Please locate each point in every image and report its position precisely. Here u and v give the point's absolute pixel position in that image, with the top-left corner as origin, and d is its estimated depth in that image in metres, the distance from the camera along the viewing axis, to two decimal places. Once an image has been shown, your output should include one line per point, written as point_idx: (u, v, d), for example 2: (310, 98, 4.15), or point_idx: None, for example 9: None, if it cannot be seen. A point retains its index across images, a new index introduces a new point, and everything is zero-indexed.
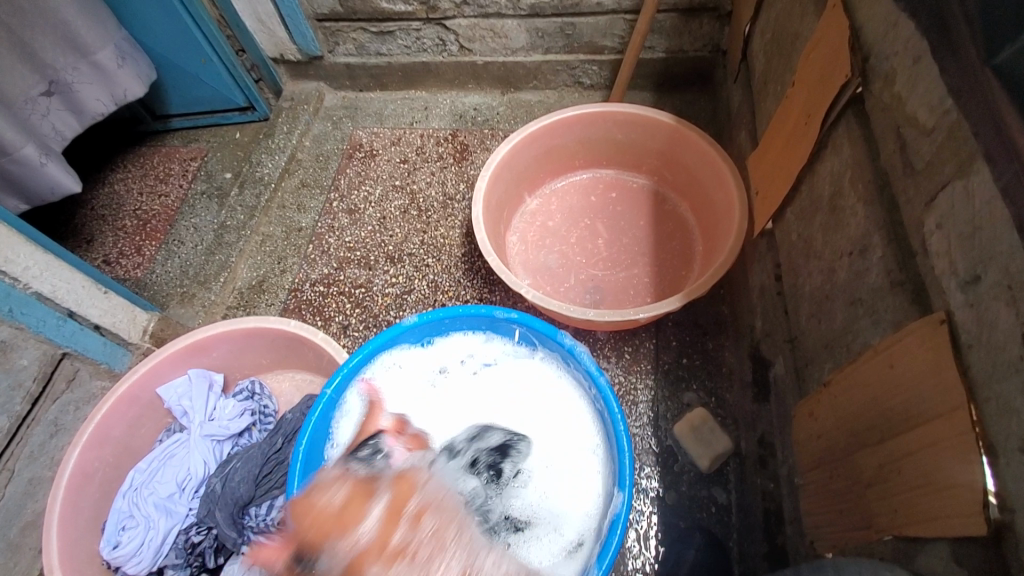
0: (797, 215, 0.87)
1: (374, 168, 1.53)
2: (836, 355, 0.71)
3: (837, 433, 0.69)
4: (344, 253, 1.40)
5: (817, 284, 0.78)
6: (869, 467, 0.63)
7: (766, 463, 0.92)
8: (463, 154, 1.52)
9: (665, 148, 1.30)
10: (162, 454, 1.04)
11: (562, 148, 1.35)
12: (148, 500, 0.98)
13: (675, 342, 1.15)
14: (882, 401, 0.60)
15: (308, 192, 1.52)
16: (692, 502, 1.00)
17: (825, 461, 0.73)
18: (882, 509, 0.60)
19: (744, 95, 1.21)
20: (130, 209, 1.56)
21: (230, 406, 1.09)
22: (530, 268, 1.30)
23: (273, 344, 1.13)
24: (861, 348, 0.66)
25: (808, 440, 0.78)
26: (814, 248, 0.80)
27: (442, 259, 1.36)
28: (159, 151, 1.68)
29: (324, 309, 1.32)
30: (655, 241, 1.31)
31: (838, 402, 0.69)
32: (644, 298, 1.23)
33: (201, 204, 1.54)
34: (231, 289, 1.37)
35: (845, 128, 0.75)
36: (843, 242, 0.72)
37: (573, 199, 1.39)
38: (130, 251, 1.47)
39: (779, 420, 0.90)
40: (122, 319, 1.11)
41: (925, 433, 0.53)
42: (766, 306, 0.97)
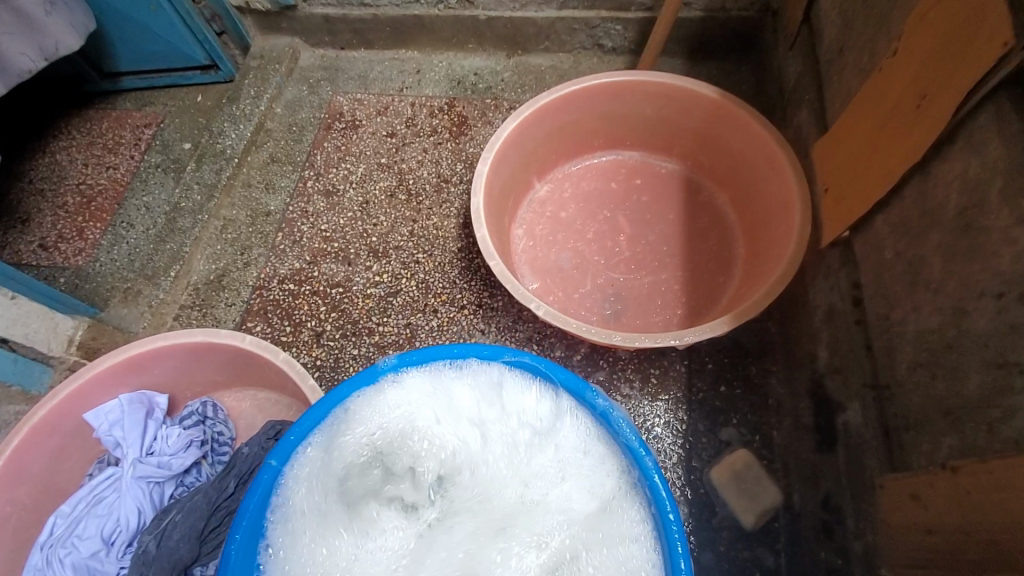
0: (894, 226, 0.67)
1: (356, 142, 1.31)
2: (965, 430, 0.53)
3: (965, 539, 0.51)
4: (319, 244, 1.19)
5: (931, 325, 0.59)
6: None
7: (832, 532, 0.74)
8: (461, 128, 1.30)
9: (704, 128, 1.08)
10: (89, 497, 0.84)
11: (580, 124, 1.13)
12: (65, 561, 0.79)
13: (711, 365, 0.95)
14: None
15: (278, 168, 1.29)
16: (731, 566, 0.82)
17: (939, 562, 0.55)
18: None
19: (806, 65, 0.99)
20: (72, 183, 1.33)
21: (173, 437, 0.88)
22: (538, 268, 1.09)
23: (228, 361, 0.93)
24: (1018, 433, 0.47)
25: (907, 525, 0.60)
26: (924, 276, 0.61)
27: (435, 254, 1.15)
28: (108, 115, 1.43)
29: (293, 312, 1.12)
30: (686, 240, 1.10)
31: (971, 497, 0.50)
32: (673, 310, 1.04)
33: (154, 179, 1.31)
34: (185, 284, 1.16)
35: (992, 116, 0.54)
36: (986, 276, 0.52)
37: (590, 185, 1.18)
38: (70, 234, 1.25)
39: (852, 482, 0.71)
40: (39, 329, 0.91)
41: None
42: (836, 334, 0.78)
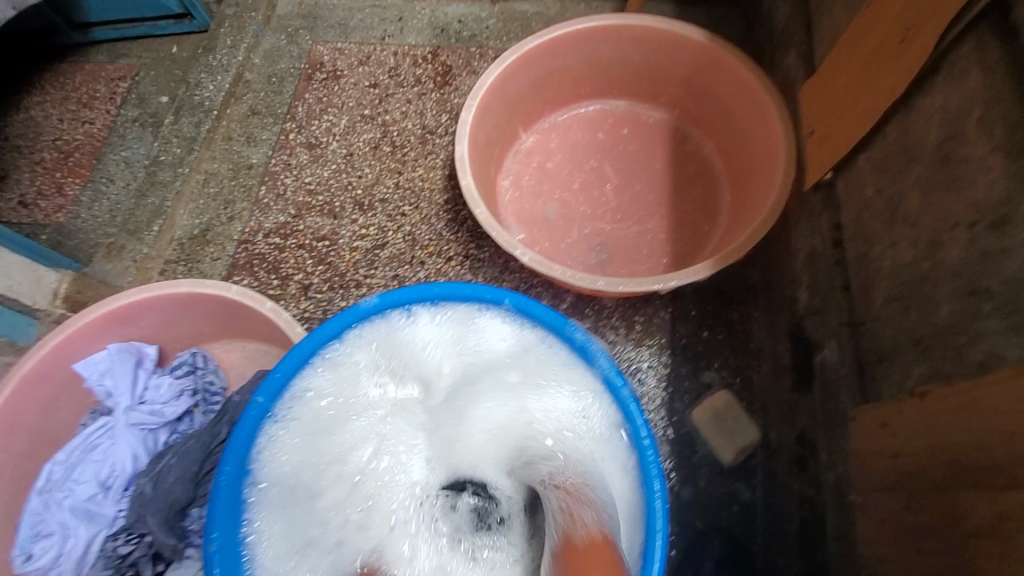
0: (875, 165, 0.68)
1: (337, 93, 1.27)
2: (932, 358, 0.54)
3: (928, 462, 0.53)
4: (303, 197, 1.17)
5: (905, 260, 0.60)
6: (980, 515, 0.48)
7: (806, 464, 0.77)
8: (446, 77, 1.27)
9: (692, 74, 1.07)
10: (84, 444, 0.86)
11: (566, 72, 1.11)
12: (63, 505, 0.81)
13: (695, 311, 0.97)
14: (1017, 439, 0.44)
15: (259, 121, 1.26)
16: (710, 500, 0.85)
17: (902, 487, 0.57)
18: (1002, 574, 0.46)
19: (795, 5, 0.97)
20: (49, 138, 1.29)
21: (164, 386, 0.90)
22: (524, 219, 1.09)
23: (216, 312, 0.93)
24: (981, 356, 0.49)
25: (873, 454, 0.62)
26: (901, 211, 0.61)
27: (421, 206, 1.14)
28: (82, 68, 1.38)
29: (279, 265, 1.12)
30: (672, 189, 1.10)
31: (933, 422, 0.53)
32: (658, 258, 1.05)
33: (133, 133, 1.28)
34: (169, 239, 1.15)
35: (972, 46, 0.54)
36: (958, 207, 0.53)
37: (578, 135, 1.16)
38: (50, 190, 1.23)
39: (826, 416, 0.74)
40: (22, 282, 0.91)
41: None
42: (816, 277, 0.79)
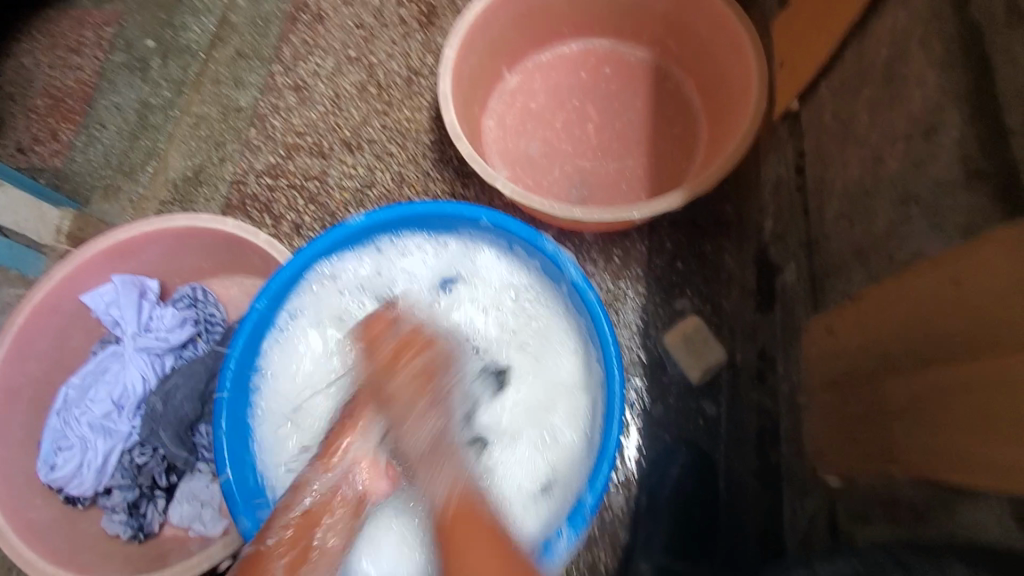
0: (835, 91, 0.71)
1: (323, 35, 1.28)
2: (871, 264, 0.59)
3: (861, 356, 0.59)
4: (293, 138, 1.20)
5: (854, 177, 0.64)
6: (897, 397, 0.53)
7: (764, 377, 0.84)
8: (431, 17, 1.27)
9: (672, 11, 1.08)
10: (96, 368, 0.92)
11: (548, 9, 1.11)
12: (80, 421, 0.88)
13: (671, 244, 1.01)
14: (933, 325, 0.49)
15: (245, 63, 1.27)
16: (679, 415, 0.92)
17: (841, 383, 0.63)
18: (909, 445, 0.51)
19: None
20: (42, 85, 1.28)
21: (168, 315, 0.95)
22: (508, 157, 1.13)
23: (213, 246, 0.97)
24: (909, 257, 0.54)
25: (820, 358, 0.68)
26: (854, 132, 0.65)
27: (408, 146, 1.17)
28: (69, 16, 1.33)
29: (272, 205, 1.15)
30: (653, 127, 1.13)
31: (867, 320, 0.58)
32: (637, 194, 1.09)
33: (122, 78, 1.28)
34: (163, 181, 1.18)
35: None
36: (899, 122, 0.57)
37: (561, 75, 1.18)
38: (44, 136, 1.24)
39: (784, 331, 0.80)
40: (28, 218, 0.96)
41: (993, 368, 0.43)
42: (780, 204, 0.83)
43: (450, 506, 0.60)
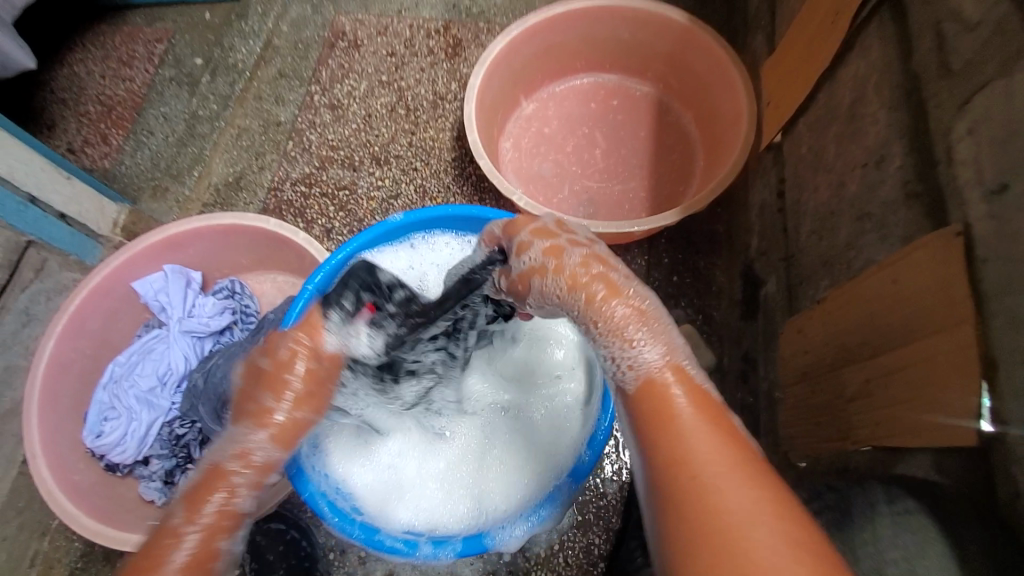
0: (810, 126, 0.82)
1: (357, 60, 1.41)
2: (834, 272, 0.69)
3: (826, 350, 0.68)
4: (327, 151, 1.32)
5: (823, 200, 0.75)
6: (853, 382, 0.62)
7: (748, 378, 0.93)
8: (456, 49, 1.41)
9: (674, 53, 1.21)
10: (141, 348, 1.02)
11: (564, 46, 1.24)
12: (128, 393, 0.98)
13: (667, 259, 1.11)
14: (878, 319, 0.58)
15: (286, 82, 1.40)
16: None
17: (809, 376, 0.72)
18: (861, 422, 0.60)
19: None
20: (93, 93, 1.40)
21: (209, 304, 1.06)
22: (522, 176, 1.24)
23: (254, 243, 1.07)
24: (863, 265, 0.64)
25: (794, 357, 0.77)
26: (824, 161, 0.76)
27: (431, 162, 1.29)
28: (121, 29, 1.48)
29: (305, 211, 1.27)
30: (654, 154, 1.25)
31: (831, 318, 0.67)
32: (638, 214, 1.20)
33: (170, 91, 1.40)
34: (206, 185, 1.30)
35: (877, 27, 0.68)
36: (858, 152, 0.68)
37: (572, 104, 1.30)
38: (95, 139, 1.35)
39: (766, 336, 0.89)
40: (90, 209, 1.06)
41: (919, 350, 0.52)
42: (764, 224, 0.94)
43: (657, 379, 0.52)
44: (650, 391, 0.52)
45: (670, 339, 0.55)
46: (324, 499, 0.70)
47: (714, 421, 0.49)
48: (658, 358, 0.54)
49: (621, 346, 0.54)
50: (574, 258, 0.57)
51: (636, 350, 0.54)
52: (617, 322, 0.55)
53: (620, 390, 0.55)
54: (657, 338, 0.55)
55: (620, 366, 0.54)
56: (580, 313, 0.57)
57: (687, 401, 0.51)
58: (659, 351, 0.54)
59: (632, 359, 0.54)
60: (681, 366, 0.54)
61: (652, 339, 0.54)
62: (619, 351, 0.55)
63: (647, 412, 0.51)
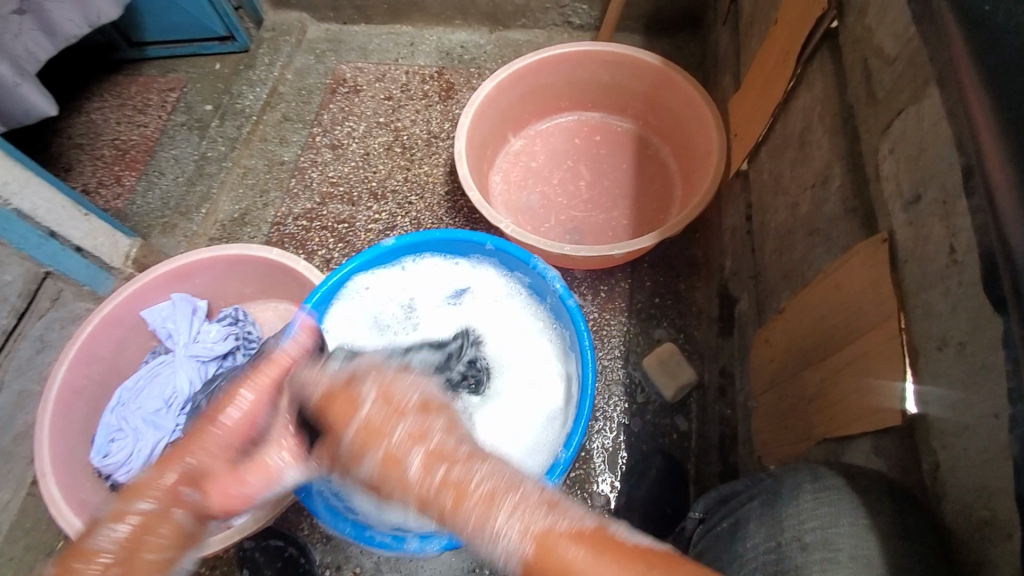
0: (770, 154, 0.89)
1: (357, 104, 1.51)
2: (793, 284, 0.75)
3: (788, 356, 0.73)
4: (327, 188, 1.40)
5: (782, 219, 0.81)
6: (811, 383, 0.67)
7: (726, 392, 0.97)
8: (449, 92, 1.51)
9: (650, 91, 1.30)
10: (148, 373, 1.07)
11: (548, 88, 1.34)
12: (135, 415, 1.02)
13: (649, 282, 1.17)
14: (826, 321, 0.64)
15: (290, 125, 1.50)
16: (655, 429, 1.05)
17: (777, 383, 0.77)
18: (819, 419, 0.64)
19: (731, 38, 1.22)
20: (109, 138, 1.49)
21: (214, 330, 1.11)
22: (511, 207, 1.31)
23: (258, 273, 1.13)
24: (814, 275, 0.69)
25: (763, 366, 0.82)
26: (782, 185, 0.83)
27: (426, 196, 1.37)
28: (137, 80, 1.59)
29: (306, 243, 1.34)
30: (635, 185, 1.33)
31: (791, 326, 0.72)
32: (622, 240, 1.26)
33: (181, 135, 1.49)
34: (213, 220, 1.38)
35: (819, 64, 0.76)
36: (808, 175, 0.74)
37: (558, 140, 1.39)
38: (109, 181, 1.43)
39: (740, 351, 0.94)
40: (105, 243, 1.12)
41: (859, 346, 0.57)
42: (736, 245, 1.00)
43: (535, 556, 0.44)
44: (541, 555, 0.44)
45: (529, 494, 0.46)
46: (320, 502, 0.77)
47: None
48: (518, 533, 0.44)
49: (487, 524, 0.44)
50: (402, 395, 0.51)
51: (494, 529, 0.44)
52: (477, 496, 0.45)
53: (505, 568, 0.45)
54: (519, 509, 0.45)
55: (490, 547, 0.44)
56: (426, 498, 0.47)
57: (590, 557, 0.43)
58: (532, 516, 0.45)
59: (505, 547, 0.44)
60: (581, 531, 0.44)
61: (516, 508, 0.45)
62: (479, 528, 0.45)
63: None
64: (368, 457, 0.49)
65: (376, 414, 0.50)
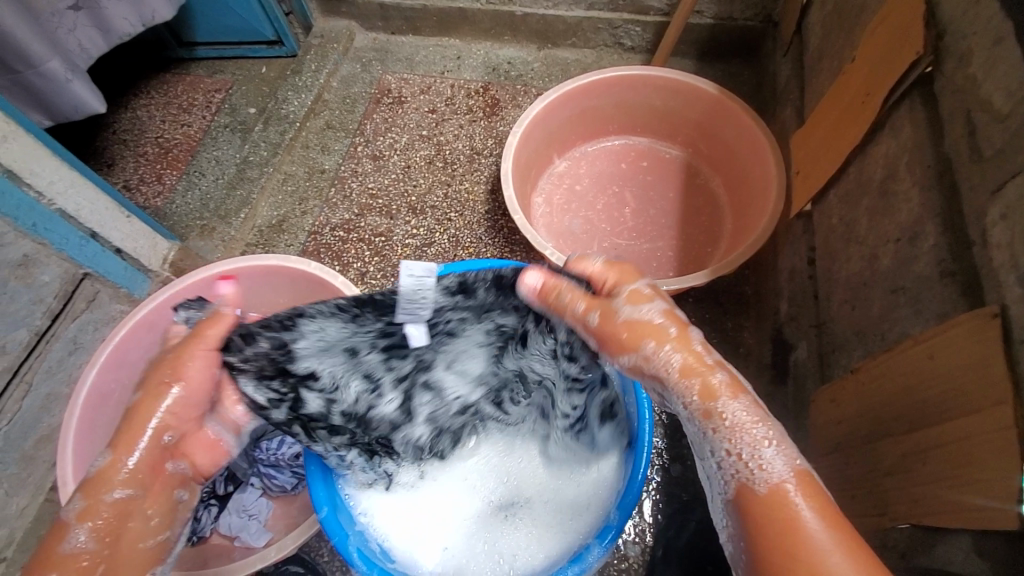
0: (841, 198, 0.84)
1: (401, 116, 1.49)
2: (869, 344, 0.70)
3: (860, 420, 0.68)
4: (366, 200, 1.38)
5: (856, 270, 0.76)
6: (889, 456, 0.62)
7: None
8: (493, 109, 1.48)
9: (704, 120, 1.25)
10: None
11: (598, 110, 1.30)
12: None
13: (694, 318, 1.12)
14: (915, 392, 0.58)
15: (333, 133, 1.49)
16: (696, 476, 1.00)
17: (843, 447, 0.71)
18: (899, 498, 0.59)
19: (794, 71, 1.17)
20: (152, 135, 1.50)
21: None
22: (553, 230, 1.28)
23: (293, 285, 1.11)
24: (897, 337, 0.65)
25: (825, 425, 0.76)
26: (856, 233, 0.78)
27: (465, 214, 1.34)
28: (183, 79, 1.59)
29: (342, 254, 1.31)
30: (682, 215, 1.28)
31: (866, 388, 0.67)
32: (666, 272, 1.21)
33: (224, 137, 1.46)
34: (251, 226, 1.36)
35: (908, 109, 0.71)
36: (891, 228, 0.70)
37: (604, 164, 1.36)
38: (150, 178, 1.42)
39: (795, 403, 0.89)
40: (144, 246, 1.13)
41: (959, 426, 0.53)
42: (794, 289, 0.95)
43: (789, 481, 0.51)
44: (775, 502, 0.51)
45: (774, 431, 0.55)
46: (353, 546, 0.73)
47: (838, 533, 0.48)
48: (785, 465, 0.52)
49: (748, 441, 0.54)
50: (651, 317, 0.62)
51: (757, 453, 0.53)
52: (735, 419, 0.55)
53: (725, 477, 0.54)
54: (776, 441, 0.54)
55: (750, 470, 0.53)
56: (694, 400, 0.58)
57: (816, 515, 0.49)
58: (789, 458, 0.53)
59: (761, 466, 0.52)
60: (807, 473, 0.52)
61: (770, 443, 0.54)
62: (747, 447, 0.54)
63: (781, 530, 0.49)
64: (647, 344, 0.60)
65: (653, 322, 0.61)
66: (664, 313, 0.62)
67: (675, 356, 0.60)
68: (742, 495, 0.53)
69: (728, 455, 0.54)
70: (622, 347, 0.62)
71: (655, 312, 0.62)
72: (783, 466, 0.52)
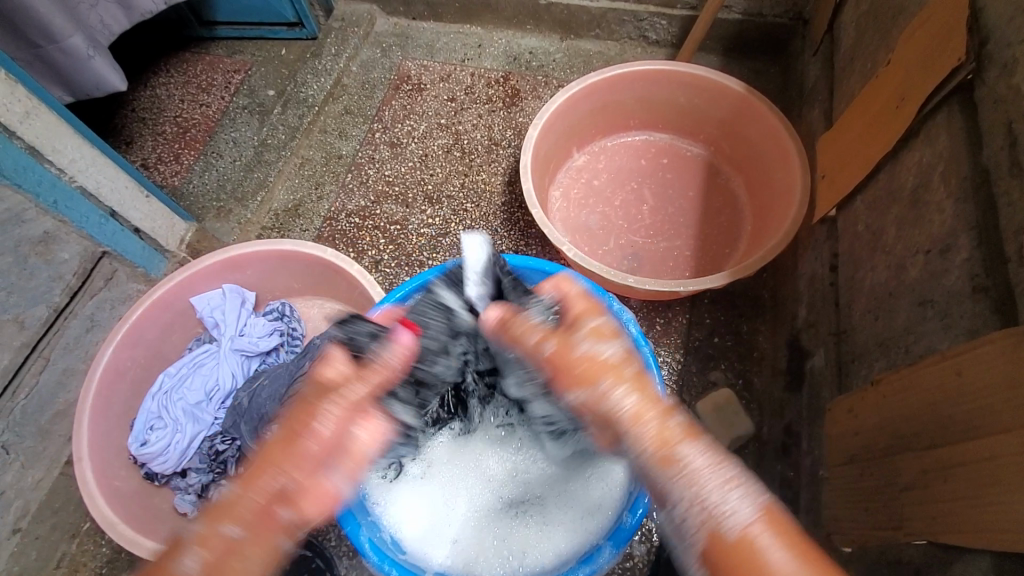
0: (868, 205, 0.83)
1: (420, 103, 1.48)
2: (892, 356, 0.69)
3: (878, 433, 0.66)
4: (383, 187, 1.37)
5: (881, 280, 0.75)
6: (908, 471, 0.61)
7: (789, 451, 0.91)
8: (514, 99, 1.47)
9: (728, 118, 1.23)
10: (191, 362, 1.06)
11: (620, 105, 1.29)
12: (176, 404, 1.01)
13: (709, 320, 1.11)
14: (940, 408, 0.57)
15: (351, 119, 1.48)
16: None
17: (859, 458, 0.70)
18: (915, 513, 0.59)
19: (823, 71, 1.15)
20: (171, 114, 1.49)
21: (260, 324, 1.10)
22: (569, 225, 1.26)
23: (309, 271, 1.11)
24: (923, 351, 0.64)
25: (841, 435, 0.76)
26: (883, 242, 0.77)
27: (481, 205, 1.33)
28: (203, 58, 1.59)
29: (357, 241, 1.31)
30: (700, 215, 1.26)
31: (886, 401, 0.66)
32: (682, 272, 1.20)
33: (242, 118, 1.45)
34: (267, 210, 1.35)
35: (945, 117, 0.69)
36: (921, 238, 0.68)
37: (623, 160, 1.34)
38: (168, 157, 1.43)
39: (809, 411, 0.88)
40: (162, 226, 1.14)
41: (985, 446, 0.52)
42: (815, 295, 0.94)
43: (733, 532, 0.46)
44: (744, 551, 0.45)
45: (720, 463, 0.49)
46: (365, 537, 0.74)
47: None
48: (746, 513, 0.46)
49: (711, 484, 0.47)
50: (608, 352, 0.54)
51: (723, 496, 0.47)
52: (690, 467, 0.48)
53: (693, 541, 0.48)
54: (727, 481, 0.48)
55: (717, 516, 0.47)
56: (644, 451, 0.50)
57: (790, 559, 0.44)
58: (752, 499, 0.47)
59: (707, 514, 0.47)
60: (763, 528, 0.46)
61: (732, 483, 0.47)
62: (711, 495, 0.47)
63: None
64: (599, 386, 0.53)
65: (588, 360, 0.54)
66: (584, 346, 0.55)
67: (626, 396, 0.51)
68: (705, 546, 0.46)
69: (684, 505, 0.47)
70: (576, 381, 0.54)
71: (573, 339, 0.56)
72: (740, 511, 0.46)
